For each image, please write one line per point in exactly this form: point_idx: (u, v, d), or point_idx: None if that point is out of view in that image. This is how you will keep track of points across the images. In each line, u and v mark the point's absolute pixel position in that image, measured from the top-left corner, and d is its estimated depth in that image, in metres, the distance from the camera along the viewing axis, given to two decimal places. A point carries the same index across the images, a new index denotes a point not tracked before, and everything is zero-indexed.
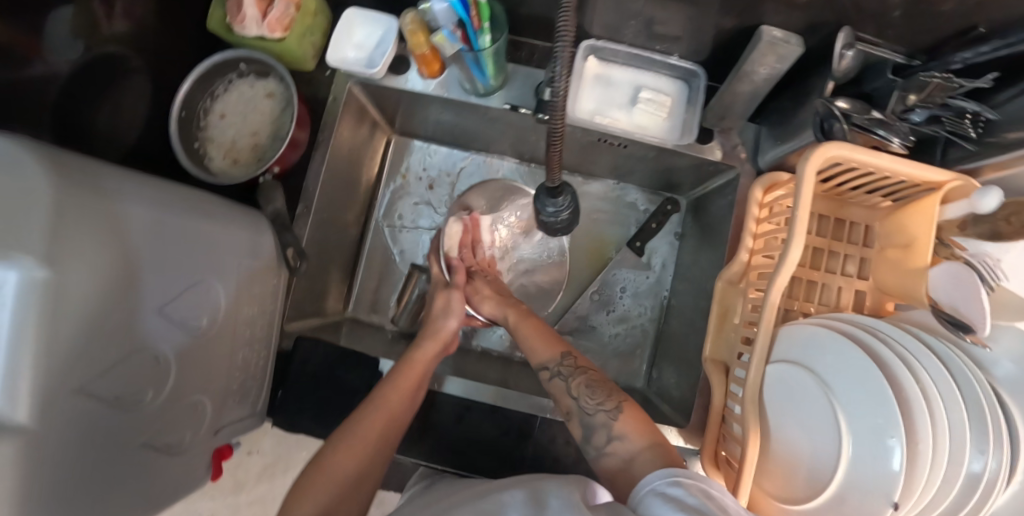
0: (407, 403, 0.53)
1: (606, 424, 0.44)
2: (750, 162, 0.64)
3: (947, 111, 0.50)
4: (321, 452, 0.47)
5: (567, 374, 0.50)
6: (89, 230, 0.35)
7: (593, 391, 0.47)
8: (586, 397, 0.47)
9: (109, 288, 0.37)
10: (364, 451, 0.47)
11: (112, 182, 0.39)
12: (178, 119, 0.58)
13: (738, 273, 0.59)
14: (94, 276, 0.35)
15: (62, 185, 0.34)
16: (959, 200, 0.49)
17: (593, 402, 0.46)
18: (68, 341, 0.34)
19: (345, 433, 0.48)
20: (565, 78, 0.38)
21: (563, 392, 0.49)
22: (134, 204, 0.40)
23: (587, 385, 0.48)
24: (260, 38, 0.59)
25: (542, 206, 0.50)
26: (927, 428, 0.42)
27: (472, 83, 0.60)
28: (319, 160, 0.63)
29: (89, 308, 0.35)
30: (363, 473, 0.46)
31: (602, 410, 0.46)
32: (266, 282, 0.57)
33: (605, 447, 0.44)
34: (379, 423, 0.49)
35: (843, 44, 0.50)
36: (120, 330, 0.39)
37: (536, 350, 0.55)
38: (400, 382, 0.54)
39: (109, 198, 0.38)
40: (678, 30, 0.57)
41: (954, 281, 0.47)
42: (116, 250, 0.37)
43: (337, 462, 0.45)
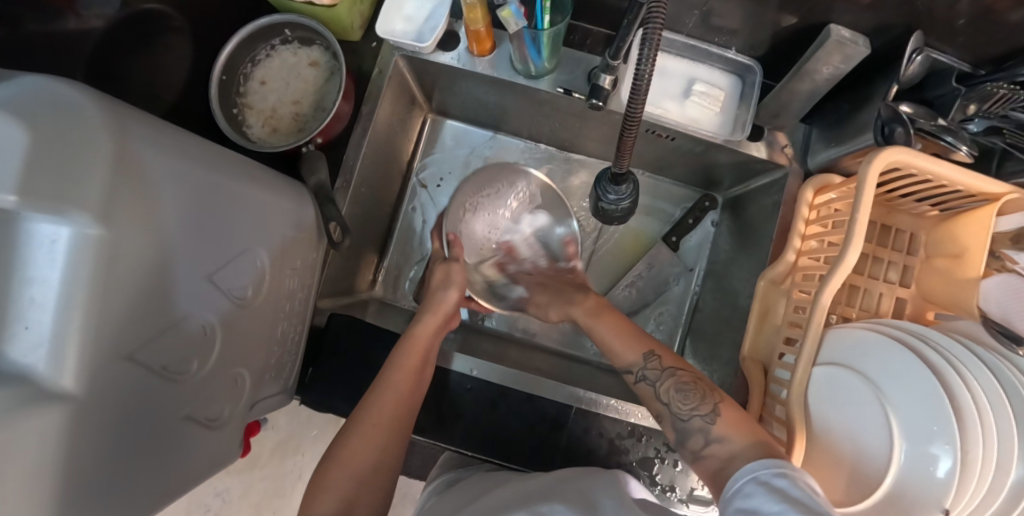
0: (415, 382, 0.50)
1: (702, 429, 0.44)
2: (799, 162, 0.63)
3: (1008, 123, 0.50)
4: (342, 434, 0.46)
5: (653, 377, 0.49)
6: (143, 186, 0.33)
7: (684, 395, 0.46)
8: (677, 402, 0.46)
9: (161, 250, 0.35)
10: (378, 441, 0.45)
11: (170, 140, 0.38)
12: (219, 82, 0.56)
13: (783, 272, 0.59)
14: (148, 237, 0.33)
15: (125, 139, 0.32)
16: (1016, 213, 0.50)
17: (686, 408, 0.46)
18: (121, 304, 0.32)
19: (361, 413, 0.47)
20: (652, 64, 0.37)
21: (652, 396, 0.49)
22: (187, 163, 0.38)
23: (677, 389, 0.47)
24: (309, 3, 0.56)
25: (602, 193, 0.49)
26: (979, 438, 0.42)
27: (525, 64, 0.59)
28: (361, 133, 0.61)
29: (142, 271, 0.34)
30: (383, 456, 0.45)
31: (698, 415, 0.45)
32: (306, 256, 0.55)
33: (703, 450, 0.43)
34: (388, 404, 0.47)
35: (913, 48, 0.49)
36: (170, 296, 0.37)
37: (617, 354, 0.54)
38: (405, 361, 0.51)
39: (161, 153, 0.36)
40: (739, 24, 0.56)
41: (1012, 293, 0.48)
42: (168, 210, 0.35)
43: (352, 450, 0.44)
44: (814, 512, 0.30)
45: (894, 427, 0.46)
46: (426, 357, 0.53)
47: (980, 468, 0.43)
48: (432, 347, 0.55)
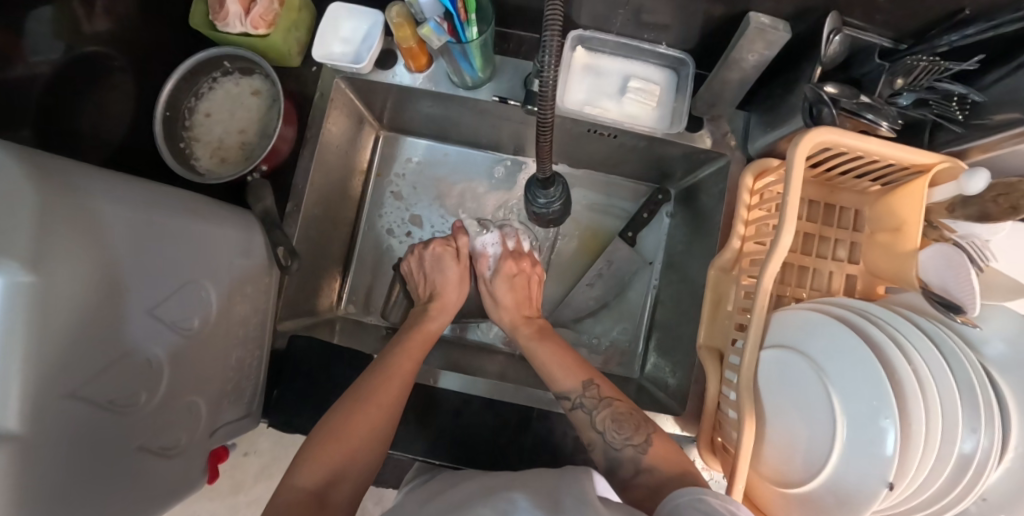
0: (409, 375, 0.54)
1: (633, 457, 0.49)
2: (740, 149, 0.64)
3: (933, 95, 0.50)
4: (333, 414, 0.49)
5: (591, 406, 0.53)
6: (80, 229, 0.34)
7: (620, 426, 0.51)
8: (613, 431, 0.51)
9: (100, 290, 0.36)
10: (374, 420, 0.49)
11: (107, 184, 0.39)
12: (163, 119, 0.57)
13: (730, 260, 0.60)
14: (85, 277, 0.34)
15: (57, 188, 0.33)
16: (948, 183, 0.50)
17: (619, 437, 0.50)
18: (58, 346, 0.33)
19: (353, 396, 0.50)
20: (555, 68, 0.38)
21: (587, 424, 0.53)
22: (128, 206, 0.39)
23: (612, 419, 0.52)
24: (244, 34, 0.59)
25: (532, 198, 0.51)
26: (920, 409, 0.43)
27: (460, 76, 0.60)
28: (307, 157, 0.63)
29: (80, 311, 0.34)
30: (377, 438, 0.48)
31: (630, 446, 0.50)
32: (258, 282, 0.56)
33: (634, 476, 0.48)
34: (389, 391, 0.51)
35: (829, 29, 0.50)
36: (111, 332, 0.38)
37: (557, 379, 0.57)
38: (406, 354, 0.56)
39: (93, 198, 0.36)
40: (667, 19, 0.57)
41: (947, 263, 0.47)
42: (108, 248, 0.36)
43: (352, 428, 0.47)
44: None
45: (839, 404, 0.46)
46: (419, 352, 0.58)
47: (925, 439, 0.43)
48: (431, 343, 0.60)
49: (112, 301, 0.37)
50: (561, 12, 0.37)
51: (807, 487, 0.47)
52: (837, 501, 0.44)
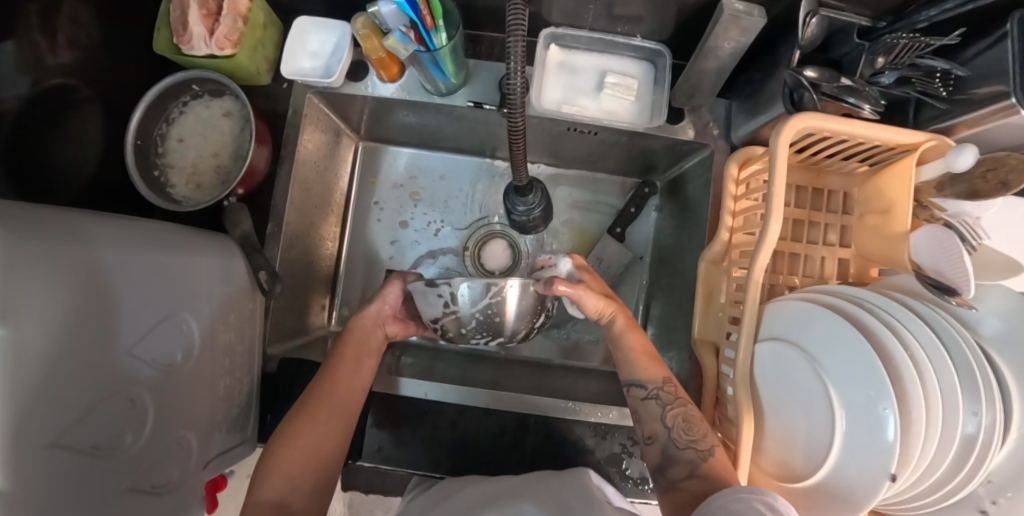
0: (356, 388, 0.53)
1: (692, 462, 0.47)
2: (723, 138, 0.63)
3: (915, 72, 0.49)
4: (286, 425, 0.49)
5: (664, 399, 0.52)
6: (48, 271, 0.33)
7: (689, 426, 0.50)
8: (681, 430, 0.50)
9: (74, 331, 0.34)
10: (327, 422, 0.49)
11: (73, 226, 0.38)
12: (135, 148, 0.56)
13: (720, 252, 0.59)
14: (58, 323, 0.33)
15: (17, 233, 0.32)
16: (936, 160, 0.49)
17: (685, 438, 0.49)
18: (35, 401, 0.31)
19: (300, 411, 0.50)
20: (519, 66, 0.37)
21: (655, 416, 0.52)
22: (100, 246, 0.38)
23: (683, 419, 0.50)
24: (211, 56, 0.58)
25: (511, 205, 0.49)
26: (919, 396, 0.42)
27: (433, 84, 0.59)
28: (285, 176, 0.62)
29: (55, 361, 0.33)
30: (327, 448, 0.49)
31: (692, 447, 0.48)
32: (242, 308, 0.55)
33: (681, 481, 0.47)
34: (336, 390, 0.52)
35: (806, 11, 0.48)
36: (89, 379, 0.36)
37: (635, 367, 0.55)
38: (347, 352, 0.56)
39: (57, 238, 0.35)
40: (639, 10, 0.56)
41: (939, 245, 0.45)
42: (78, 290, 0.35)
43: (305, 434, 0.48)
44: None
45: (835, 396, 0.45)
46: (360, 361, 0.56)
47: (927, 424, 0.42)
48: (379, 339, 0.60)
49: (86, 342, 0.36)
50: (523, 12, 0.36)
51: (810, 480, 0.46)
52: (842, 494, 0.44)
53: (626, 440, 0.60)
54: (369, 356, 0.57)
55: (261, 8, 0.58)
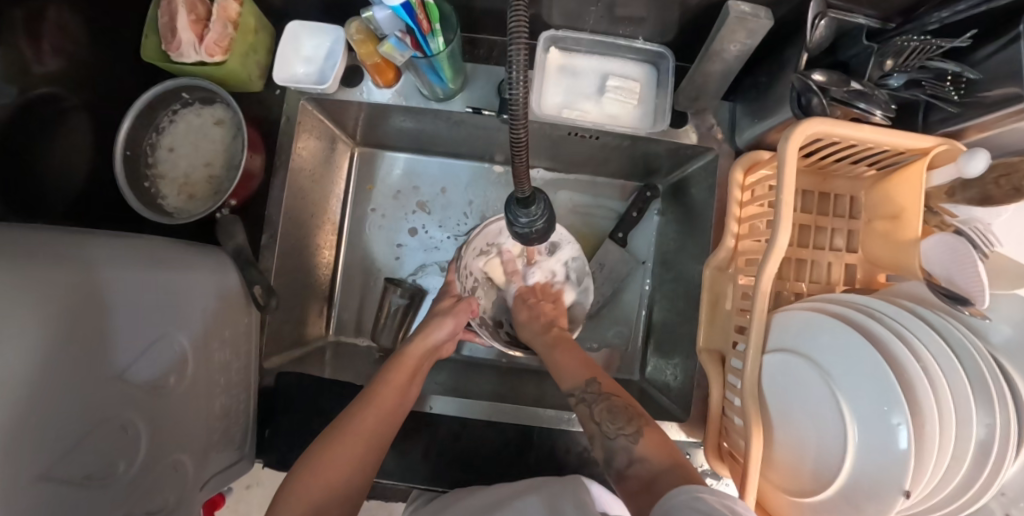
0: (392, 412, 0.51)
1: (626, 448, 0.46)
2: (728, 142, 0.62)
3: (926, 74, 0.48)
4: (317, 447, 0.46)
5: (591, 399, 0.52)
6: (37, 296, 0.31)
7: (615, 417, 0.49)
8: (609, 422, 0.49)
9: (64, 357, 0.33)
10: (362, 447, 0.47)
11: (59, 246, 0.36)
12: (124, 159, 0.54)
13: (725, 259, 0.58)
14: (48, 350, 0.32)
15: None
16: (947, 165, 0.48)
17: (615, 427, 0.48)
18: (22, 435, 0.29)
19: (331, 431, 0.48)
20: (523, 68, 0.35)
21: (587, 416, 0.51)
22: (89, 266, 0.37)
23: (609, 411, 0.50)
24: (200, 62, 0.56)
25: (513, 218, 0.46)
26: (933, 410, 0.41)
27: (430, 89, 0.58)
28: (279, 185, 0.60)
29: (44, 391, 0.31)
30: (356, 470, 0.45)
31: (622, 435, 0.47)
32: (237, 323, 0.54)
33: (625, 469, 0.45)
34: (373, 415, 0.49)
35: (814, 14, 0.47)
36: (78, 407, 0.35)
37: (566, 376, 0.57)
38: (392, 378, 0.54)
39: (42, 260, 0.33)
40: (642, 11, 0.54)
41: (952, 254, 0.44)
42: (66, 315, 0.33)
43: (336, 457, 0.45)
44: None
45: (847, 408, 0.44)
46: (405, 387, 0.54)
47: (942, 439, 0.41)
48: (424, 365, 0.59)
49: (77, 368, 0.34)
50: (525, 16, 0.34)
51: (820, 494, 0.45)
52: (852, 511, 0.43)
53: None
54: (414, 383, 0.56)
55: (251, 12, 0.56)
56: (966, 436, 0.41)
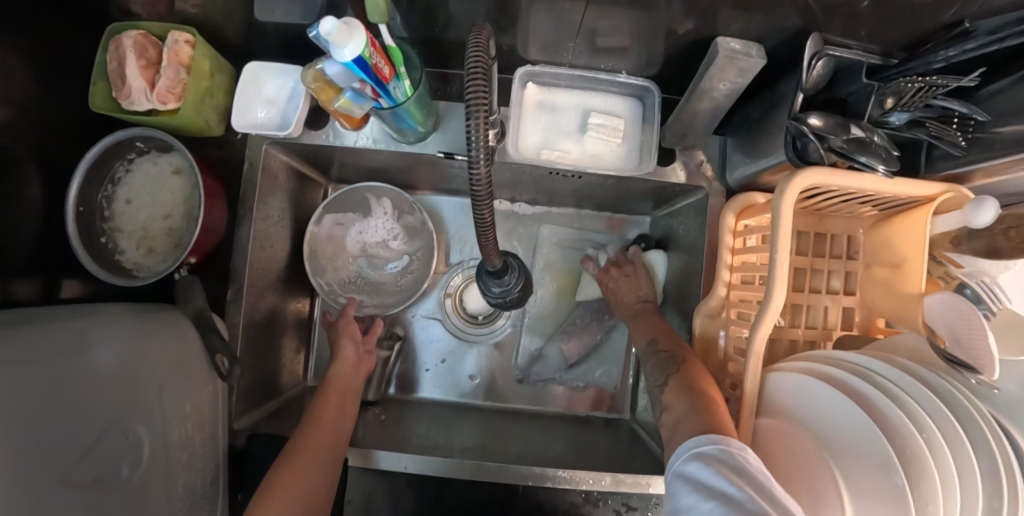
0: (339, 428, 0.52)
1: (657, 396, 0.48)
2: (718, 179, 0.58)
3: (931, 113, 0.44)
4: (280, 463, 0.46)
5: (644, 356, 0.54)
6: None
7: (659, 367, 0.50)
8: (652, 374, 0.51)
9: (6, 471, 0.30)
10: (319, 459, 0.48)
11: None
12: (77, 216, 0.51)
13: (717, 306, 0.54)
14: None
15: None
16: (951, 212, 0.45)
17: (655, 377, 0.50)
18: None
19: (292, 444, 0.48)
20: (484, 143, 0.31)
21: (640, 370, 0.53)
22: (26, 358, 0.33)
23: (655, 364, 0.51)
24: (152, 111, 0.52)
25: (486, 286, 0.45)
26: (934, 491, 0.36)
27: (400, 132, 0.54)
28: (244, 236, 0.57)
29: None
30: (322, 474, 0.47)
31: (660, 385, 0.49)
32: (201, 390, 0.51)
33: (659, 414, 0.47)
34: (324, 429, 0.51)
35: (811, 53, 0.43)
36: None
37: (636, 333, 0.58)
38: (330, 401, 0.55)
39: None
40: (626, 45, 0.50)
41: (958, 314, 0.41)
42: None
43: (297, 464, 0.46)
44: (715, 495, 0.32)
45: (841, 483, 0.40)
46: (344, 404, 0.56)
47: None
48: (355, 379, 0.59)
49: (25, 478, 0.31)
50: (482, 77, 0.32)
51: None
52: None
53: (621, 506, 0.57)
54: (351, 398, 0.57)
55: (205, 54, 0.52)
56: (972, 499, 0.36)
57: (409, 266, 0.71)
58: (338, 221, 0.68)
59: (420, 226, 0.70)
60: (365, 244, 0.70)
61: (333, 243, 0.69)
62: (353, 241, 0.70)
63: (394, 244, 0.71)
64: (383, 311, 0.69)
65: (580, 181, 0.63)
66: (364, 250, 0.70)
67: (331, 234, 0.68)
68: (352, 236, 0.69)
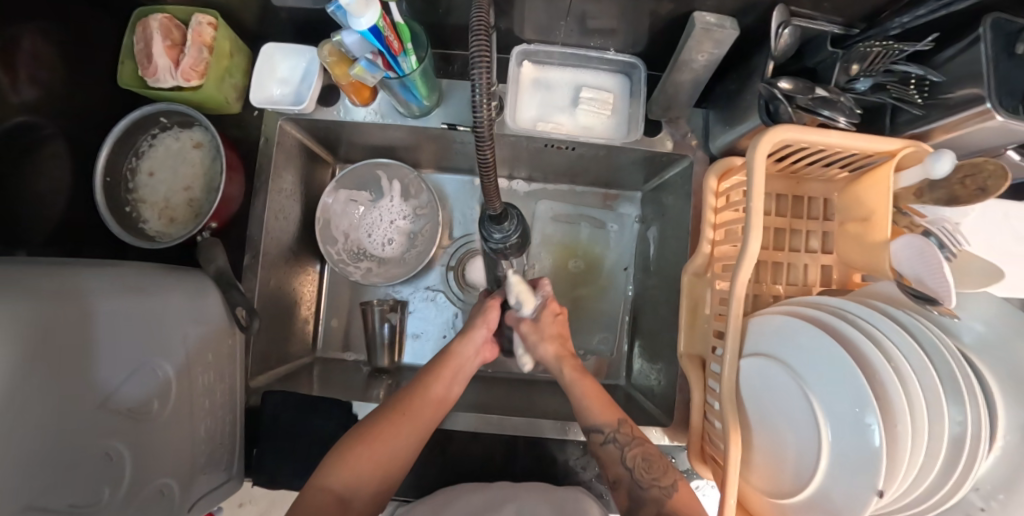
0: (439, 404, 0.55)
1: (658, 500, 0.47)
2: (701, 148, 0.62)
3: (890, 78, 0.49)
4: (367, 428, 0.50)
5: (622, 442, 0.51)
6: (13, 328, 0.31)
7: (648, 464, 0.50)
8: (642, 470, 0.49)
9: (44, 390, 0.33)
10: (405, 431, 0.51)
11: (42, 278, 0.36)
12: (104, 185, 0.55)
13: (703, 264, 0.58)
14: (35, 378, 0.32)
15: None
16: (913, 167, 0.49)
17: (649, 476, 0.49)
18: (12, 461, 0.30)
19: (368, 433, 0.50)
20: (484, 94, 0.36)
21: (615, 458, 0.51)
22: (73, 297, 0.37)
23: (643, 458, 0.50)
24: (177, 87, 0.56)
25: (487, 233, 0.50)
26: (905, 409, 0.41)
27: (406, 107, 0.59)
28: (260, 206, 0.61)
29: (30, 417, 0.32)
30: (405, 448, 0.51)
31: (656, 486, 0.48)
32: (220, 347, 0.54)
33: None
34: (422, 403, 0.54)
35: (778, 22, 0.48)
36: (69, 428, 0.35)
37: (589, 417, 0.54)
38: (440, 375, 0.57)
39: (27, 292, 0.33)
40: (613, 24, 0.55)
41: (919, 254, 0.45)
42: (49, 344, 0.34)
43: (385, 432, 0.50)
44: None
45: (821, 408, 0.45)
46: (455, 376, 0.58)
47: (913, 436, 0.41)
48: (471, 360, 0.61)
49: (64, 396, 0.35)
50: (486, 38, 0.36)
51: (801, 494, 0.45)
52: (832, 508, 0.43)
53: None
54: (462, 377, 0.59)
55: (226, 36, 0.56)
56: (938, 416, 0.41)
57: (415, 243, 0.75)
58: (350, 198, 0.73)
59: (426, 204, 0.74)
60: (375, 220, 0.74)
61: (346, 219, 0.73)
62: (363, 219, 0.74)
63: (404, 223, 0.75)
64: (387, 283, 0.72)
65: (574, 155, 0.67)
66: (374, 228, 0.74)
67: (344, 210, 0.73)
68: (363, 214, 0.74)
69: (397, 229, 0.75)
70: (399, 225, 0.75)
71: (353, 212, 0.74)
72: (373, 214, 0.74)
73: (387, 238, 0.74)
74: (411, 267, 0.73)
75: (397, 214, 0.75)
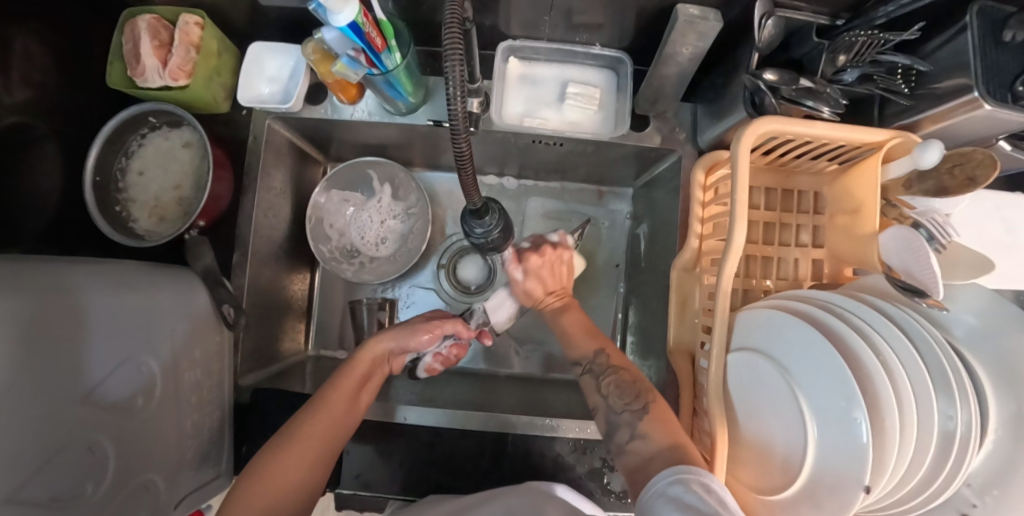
0: (346, 416, 0.49)
1: (630, 422, 0.46)
2: (690, 142, 0.62)
3: (877, 68, 0.48)
4: (268, 453, 0.45)
5: (598, 370, 0.52)
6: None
7: (620, 390, 0.49)
8: (615, 395, 0.49)
9: (31, 379, 0.33)
10: (314, 450, 0.46)
11: (27, 270, 0.37)
12: (93, 185, 0.55)
13: (691, 259, 0.58)
14: (24, 367, 0.33)
15: None
16: (902, 158, 0.48)
17: (621, 401, 0.48)
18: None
19: (269, 458, 0.44)
20: (458, 86, 0.35)
21: (592, 388, 0.51)
22: (58, 290, 0.37)
23: (616, 384, 0.50)
24: (166, 87, 0.57)
25: (469, 228, 0.51)
26: (892, 404, 0.40)
27: (392, 104, 0.59)
28: (248, 204, 0.61)
29: (16, 408, 0.32)
30: (316, 467, 0.45)
31: (629, 410, 0.47)
32: (207, 341, 0.54)
33: (627, 445, 0.46)
34: (323, 419, 0.48)
35: (761, 12, 0.48)
36: (52, 421, 0.35)
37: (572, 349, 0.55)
38: (343, 381, 0.52)
39: (13, 282, 0.34)
40: (598, 18, 0.55)
41: (906, 245, 0.44)
42: (38, 335, 0.34)
43: (286, 461, 0.44)
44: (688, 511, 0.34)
45: (807, 404, 0.44)
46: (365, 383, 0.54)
47: (901, 431, 0.40)
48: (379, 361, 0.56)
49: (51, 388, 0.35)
50: (459, 29, 0.36)
51: (790, 489, 0.45)
52: (818, 505, 0.42)
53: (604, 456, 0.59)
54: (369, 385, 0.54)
55: (213, 35, 0.57)
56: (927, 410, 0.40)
57: (406, 241, 0.74)
58: (342, 197, 0.73)
59: (417, 200, 0.74)
60: (368, 218, 0.75)
61: (339, 217, 0.74)
62: (356, 217, 0.75)
63: (395, 221, 0.75)
64: (378, 279, 0.72)
65: (562, 151, 0.67)
66: (366, 226, 0.75)
67: (336, 209, 0.73)
68: (356, 212, 0.74)
69: (389, 228, 0.75)
70: (391, 223, 0.75)
71: (345, 210, 0.74)
72: (366, 212, 0.74)
73: (380, 236, 0.75)
74: (403, 263, 0.73)
75: (388, 211, 0.75)
